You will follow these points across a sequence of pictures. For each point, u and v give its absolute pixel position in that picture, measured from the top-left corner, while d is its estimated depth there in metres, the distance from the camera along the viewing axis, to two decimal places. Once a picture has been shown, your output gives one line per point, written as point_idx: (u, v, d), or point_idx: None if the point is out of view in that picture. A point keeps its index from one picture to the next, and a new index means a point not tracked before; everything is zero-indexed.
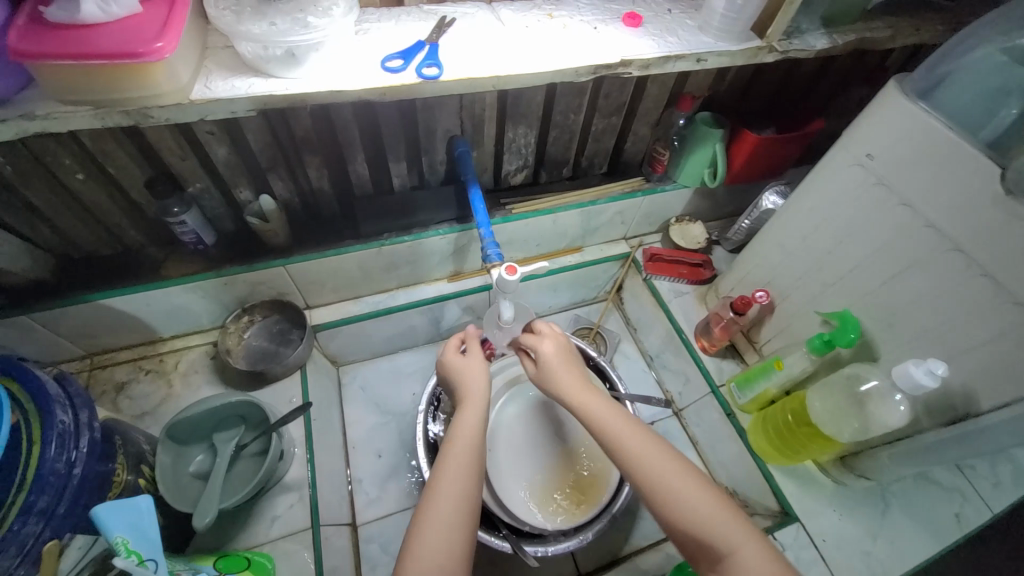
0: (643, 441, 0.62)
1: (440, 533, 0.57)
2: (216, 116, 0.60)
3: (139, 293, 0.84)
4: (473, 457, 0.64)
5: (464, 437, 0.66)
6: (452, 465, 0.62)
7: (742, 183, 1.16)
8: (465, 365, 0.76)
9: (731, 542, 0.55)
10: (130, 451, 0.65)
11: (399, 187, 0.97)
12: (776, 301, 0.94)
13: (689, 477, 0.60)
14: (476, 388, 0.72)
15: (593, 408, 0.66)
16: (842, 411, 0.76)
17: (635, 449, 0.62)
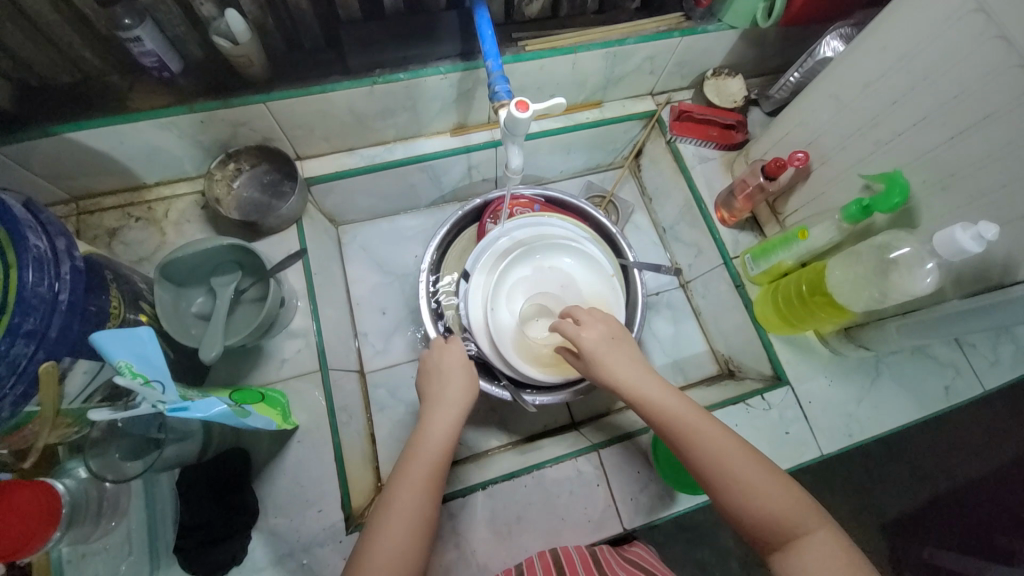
0: (703, 424, 0.63)
1: (396, 546, 0.56)
2: None
3: (107, 128, 0.76)
4: (440, 463, 0.63)
5: (431, 439, 0.65)
6: (421, 469, 0.62)
7: (799, 25, 0.97)
8: (452, 363, 0.74)
9: (796, 521, 0.56)
10: (125, 289, 0.64)
11: (391, 9, 0.81)
12: (814, 165, 0.85)
13: (749, 458, 0.60)
14: (456, 392, 0.71)
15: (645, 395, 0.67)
16: (862, 280, 0.72)
17: (691, 433, 0.62)
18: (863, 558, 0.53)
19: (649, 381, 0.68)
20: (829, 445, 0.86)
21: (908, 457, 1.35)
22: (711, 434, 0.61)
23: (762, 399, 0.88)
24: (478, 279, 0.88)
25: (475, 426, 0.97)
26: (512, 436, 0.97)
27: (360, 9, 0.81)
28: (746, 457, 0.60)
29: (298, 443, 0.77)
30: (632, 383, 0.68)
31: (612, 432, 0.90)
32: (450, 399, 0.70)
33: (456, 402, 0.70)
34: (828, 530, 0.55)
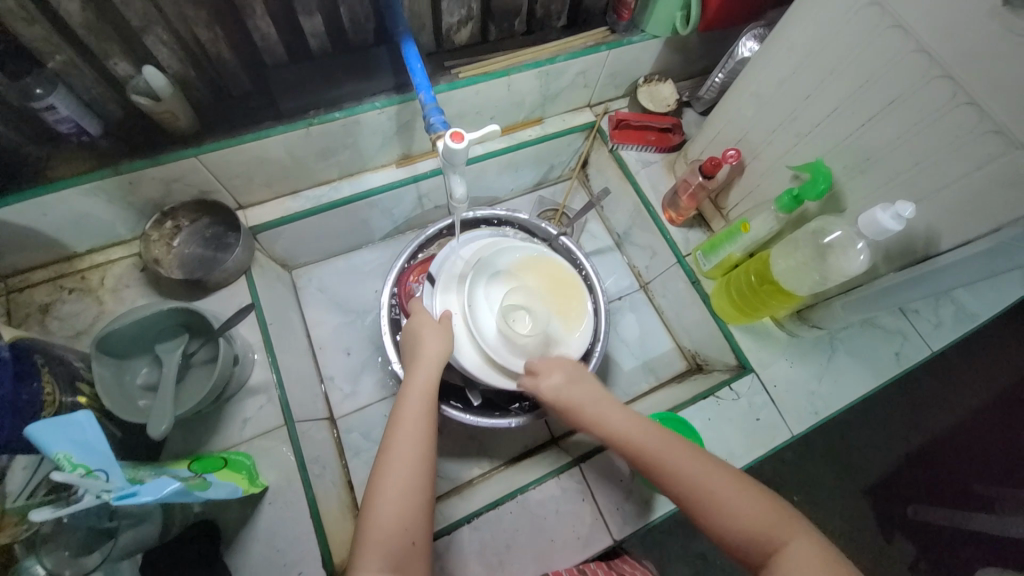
0: (678, 454, 0.64)
1: (397, 497, 0.63)
2: None
3: (26, 202, 0.72)
4: (423, 420, 0.69)
5: (413, 404, 0.71)
6: (404, 445, 0.66)
7: (717, 29, 1.03)
8: (429, 331, 0.79)
9: (771, 533, 0.57)
10: (59, 370, 0.61)
11: (318, 49, 0.81)
12: (748, 160, 0.88)
13: (720, 479, 0.61)
14: (431, 354, 0.76)
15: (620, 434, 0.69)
16: (804, 265, 0.76)
17: (665, 463, 0.64)
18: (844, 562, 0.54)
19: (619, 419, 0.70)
20: (798, 425, 0.89)
21: (876, 422, 1.41)
22: (684, 463, 0.63)
23: (730, 389, 0.90)
24: (455, 265, 0.89)
25: (456, 456, 0.95)
26: (495, 461, 0.96)
27: (285, 52, 0.80)
28: (718, 475, 0.62)
29: (270, 504, 0.73)
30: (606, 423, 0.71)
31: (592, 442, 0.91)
32: (426, 358, 0.75)
33: (432, 361, 0.75)
34: (805, 536, 0.56)
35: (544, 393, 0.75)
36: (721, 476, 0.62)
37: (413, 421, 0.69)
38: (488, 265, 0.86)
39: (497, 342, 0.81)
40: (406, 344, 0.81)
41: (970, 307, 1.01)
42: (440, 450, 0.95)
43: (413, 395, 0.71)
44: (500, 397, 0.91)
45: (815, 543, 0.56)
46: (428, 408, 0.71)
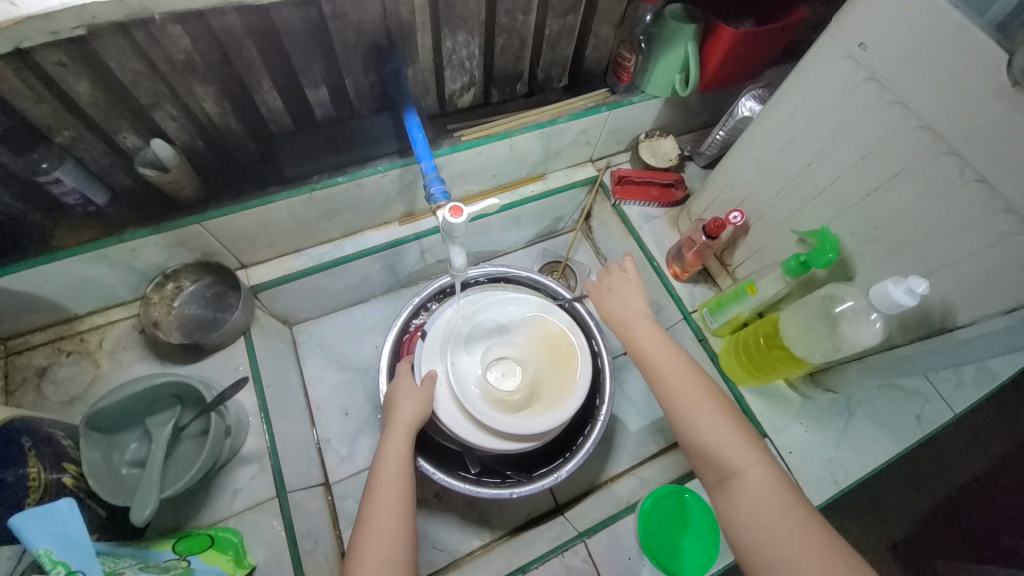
0: (751, 456, 0.61)
1: (376, 571, 0.61)
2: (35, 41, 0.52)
3: (29, 271, 0.72)
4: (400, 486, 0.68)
5: (388, 470, 0.71)
6: (382, 512, 0.66)
7: (716, 89, 1.04)
8: (404, 393, 0.80)
9: None
10: (46, 450, 0.58)
11: (323, 116, 0.83)
12: (751, 221, 0.87)
13: (790, 504, 0.56)
14: (407, 417, 0.77)
15: (690, 403, 0.65)
16: (813, 332, 0.74)
17: (733, 460, 0.61)
18: None
19: (680, 376, 0.68)
20: (817, 496, 0.84)
21: (902, 482, 1.33)
22: (753, 466, 0.60)
23: None
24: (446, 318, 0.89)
25: (455, 525, 0.91)
26: (496, 531, 0.91)
27: (292, 120, 0.82)
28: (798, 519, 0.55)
29: None
30: (667, 377, 0.68)
31: (598, 514, 0.87)
32: (401, 421, 0.76)
33: (405, 425, 0.75)
34: None
35: (618, 321, 0.78)
36: (790, 499, 0.57)
37: (390, 486, 0.68)
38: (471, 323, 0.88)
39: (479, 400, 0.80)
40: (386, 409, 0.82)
41: (992, 366, 0.96)
42: (439, 519, 0.91)
43: (389, 459, 0.72)
44: (501, 463, 0.88)
45: None
46: (404, 470, 0.71)
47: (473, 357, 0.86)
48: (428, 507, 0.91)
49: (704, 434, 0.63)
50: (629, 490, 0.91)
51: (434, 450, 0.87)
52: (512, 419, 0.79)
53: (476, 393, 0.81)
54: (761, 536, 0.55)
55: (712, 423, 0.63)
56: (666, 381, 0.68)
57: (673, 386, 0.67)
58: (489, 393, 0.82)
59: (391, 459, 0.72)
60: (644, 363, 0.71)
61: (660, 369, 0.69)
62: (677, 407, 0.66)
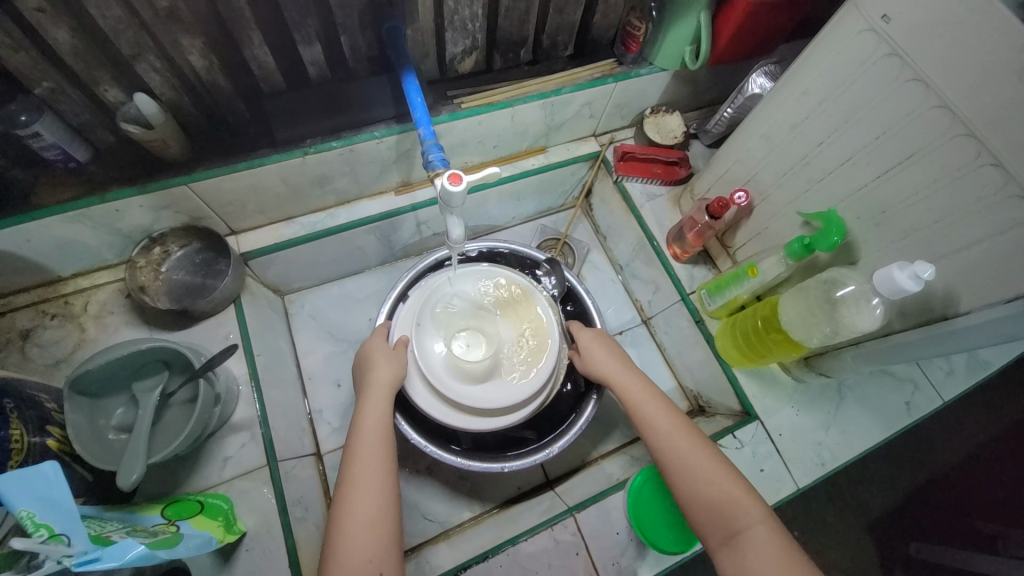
0: (756, 513, 0.61)
1: (360, 525, 0.61)
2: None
3: (8, 229, 0.69)
4: (380, 444, 0.68)
5: (368, 427, 0.69)
6: (364, 468, 0.65)
7: (727, 64, 1.01)
8: (380, 356, 0.79)
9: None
10: (30, 412, 0.57)
11: (317, 76, 0.79)
12: (755, 202, 0.86)
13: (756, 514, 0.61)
14: (384, 376, 0.76)
15: (693, 463, 0.66)
16: (813, 315, 0.73)
17: (739, 519, 0.61)
18: None
19: (682, 436, 0.68)
20: (804, 478, 0.85)
21: (886, 468, 1.35)
22: (759, 524, 0.60)
23: (733, 437, 0.86)
24: (422, 292, 0.89)
25: (446, 497, 0.91)
26: (486, 504, 0.92)
27: (284, 79, 0.78)
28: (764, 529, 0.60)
29: (247, 552, 0.70)
30: (669, 439, 0.68)
31: (587, 490, 0.87)
32: (379, 382, 0.75)
33: (383, 384, 0.75)
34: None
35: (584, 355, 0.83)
36: (795, 554, 0.58)
37: (370, 444, 0.68)
38: (438, 296, 0.87)
39: (446, 374, 0.80)
40: (359, 373, 0.80)
41: (983, 356, 0.97)
42: (430, 491, 0.91)
43: (368, 419, 0.71)
44: (492, 439, 0.88)
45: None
46: (384, 431, 0.70)
47: (449, 317, 0.86)
48: (419, 479, 0.92)
49: (709, 494, 0.63)
50: (620, 468, 0.92)
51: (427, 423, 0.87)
52: (478, 390, 0.80)
53: (443, 368, 0.81)
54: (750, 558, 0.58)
55: (716, 481, 0.64)
56: (668, 442, 0.68)
57: (675, 447, 0.67)
58: (450, 356, 0.82)
59: (371, 419, 0.71)
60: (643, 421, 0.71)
61: (661, 430, 0.69)
62: (682, 467, 0.66)
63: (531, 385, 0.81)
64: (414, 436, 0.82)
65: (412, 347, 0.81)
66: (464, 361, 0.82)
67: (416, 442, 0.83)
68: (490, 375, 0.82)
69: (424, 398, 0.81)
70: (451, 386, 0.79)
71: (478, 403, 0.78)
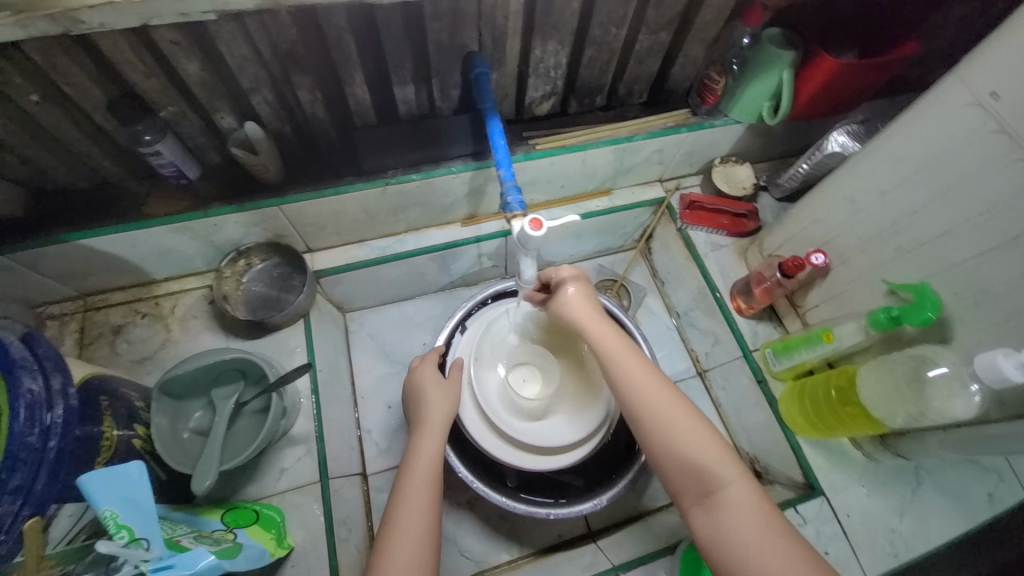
0: (731, 470, 0.58)
1: (402, 568, 0.60)
2: (161, 19, 0.49)
3: (120, 234, 0.76)
4: (429, 486, 0.68)
5: (420, 466, 0.69)
6: (411, 509, 0.65)
7: (806, 119, 0.99)
8: (434, 389, 0.79)
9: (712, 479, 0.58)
10: (122, 409, 0.61)
11: (405, 113, 0.84)
12: (833, 264, 0.83)
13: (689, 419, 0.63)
14: (439, 413, 0.76)
15: (668, 420, 0.63)
16: (897, 395, 0.69)
17: (714, 476, 0.58)
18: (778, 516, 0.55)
19: (656, 390, 0.65)
20: (872, 566, 0.78)
21: None
22: (735, 483, 0.57)
23: (795, 511, 0.81)
24: (487, 321, 0.89)
25: (483, 535, 0.90)
26: (523, 547, 0.89)
27: (376, 114, 0.83)
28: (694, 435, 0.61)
29: (293, 567, 0.71)
30: (643, 393, 0.65)
31: (630, 546, 0.84)
32: (433, 419, 0.75)
33: (437, 421, 0.75)
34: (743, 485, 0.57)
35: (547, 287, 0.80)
36: (769, 513, 0.55)
37: (419, 485, 0.67)
38: (501, 329, 0.88)
39: (501, 406, 0.82)
40: (411, 402, 0.80)
41: None
42: (468, 526, 0.90)
43: (420, 457, 0.71)
44: (539, 480, 0.87)
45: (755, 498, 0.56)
46: (434, 472, 0.69)
47: (507, 354, 0.88)
48: (459, 512, 0.91)
49: (684, 451, 0.60)
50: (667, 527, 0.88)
51: (476, 457, 0.87)
52: (532, 426, 0.81)
53: (499, 401, 0.82)
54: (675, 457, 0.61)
55: (690, 435, 0.61)
56: (643, 397, 0.65)
57: (651, 401, 0.65)
58: (508, 393, 0.84)
59: (423, 458, 0.70)
60: (616, 375, 0.68)
61: (635, 384, 0.66)
62: (656, 422, 0.63)
63: (590, 425, 0.80)
64: (461, 469, 0.81)
65: (471, 376, 0.83)
66: (521, 398, 0.84)
67: (464, 475, 0.81)
68: (547, 414, 0.83)
69: (477, 428, 0.81)
70: (507, 420, 0.80)
71: (532, 438, 0.79)
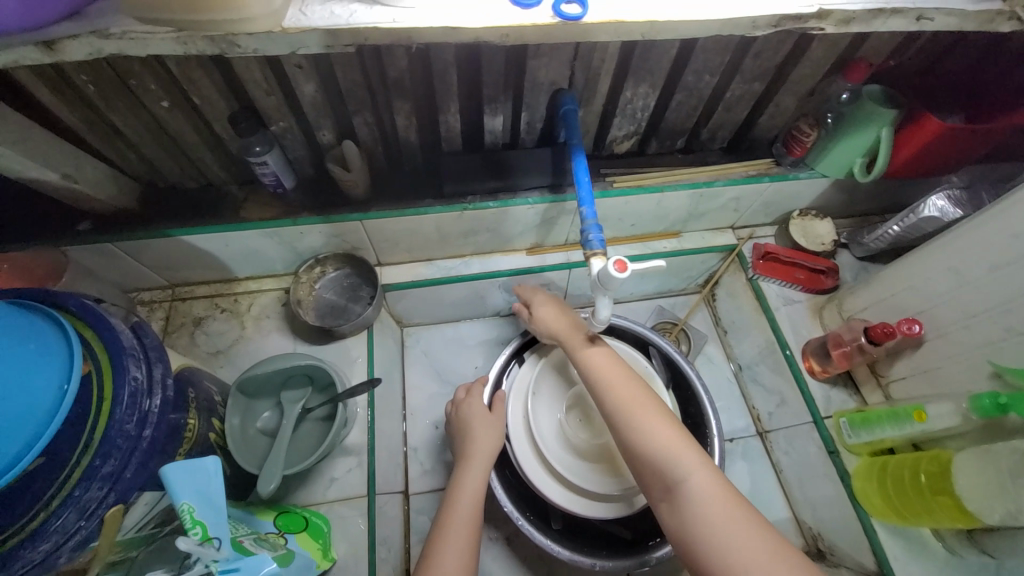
0: (693, 461, 0.59)
1: None
2: (308, 50, 0.51)
3: (216, 233, 0.81)
4: (472, 523, 0.66)
5: (464, 502, 0.68)
6: (454, 546, 0.63)
7: (898, 178, 0.94)
8: (482, 423, 0.78)
9: (670, 468, 0.59)
10: (203, 401, 0.64)
11: (490, 142, 0.86)
12: (927, 336, 0.78)
13: (650, 410, 0.65)
14: (486, 449, 0.75)
15: (631, 413, 0.65)
16: (993, 489, 0.63)
17: (676, 467, 0.59)
18: (738, 503, 0.55)
19: (622, 385, 0.68)
20: None
21: None
22: (697, 473, 0.58)
23: None
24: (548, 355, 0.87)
25: (519, 574, 0.87)
26: None
27: (462, 141, 0.86)
28: (659, 428, 0.63)
29: None
30: (611, 388, 0.68)
31: None
32: (479, 454, 0.74)
33: (484, 456, 0.74)
34: (700, 473, 0.58)
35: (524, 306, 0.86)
36: (732, 503, 0.55)
37: (463, 521, 0.66)
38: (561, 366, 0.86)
39: (555, 445, 0.80)
40: (458, 434, 0.80)
41: None
42: (504, 563, 0.87)
43: (465, 492, 0.69)
44: (584, 526, 0.83)
45: (714, 485, 0.57)
46: (477, 510, 0.68)
47: (566, 389, 0.86)
48: (496, 546, 0.88)
49: (649, 444, 0.61)
50: None
51: (523, 492, 0.85)
52: (586, 471, 0.78)
53: (553, 440, 0.80)
54: (638, 449, 0.62)
55: (652, 427, 0.63)
56: (611, 392, 0.68)
57: (617, 395, 0.67)
58: (565, 431, 0.81)
59: (467, 493, 0.69)
60: (588, 372, 0.72)
61: (603, 379, 0.69)
62: (622, 413, 0.65)
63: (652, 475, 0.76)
64: (507, 504, 0.78)
65: (528, 411, 0.82)
66: (576, 439, 0.81)
67: (509, 511, 0.79)
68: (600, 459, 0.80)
69: (529, 464, 0.79)
70: (561, 460, 0.78)
71: (585, 484, 0.76)
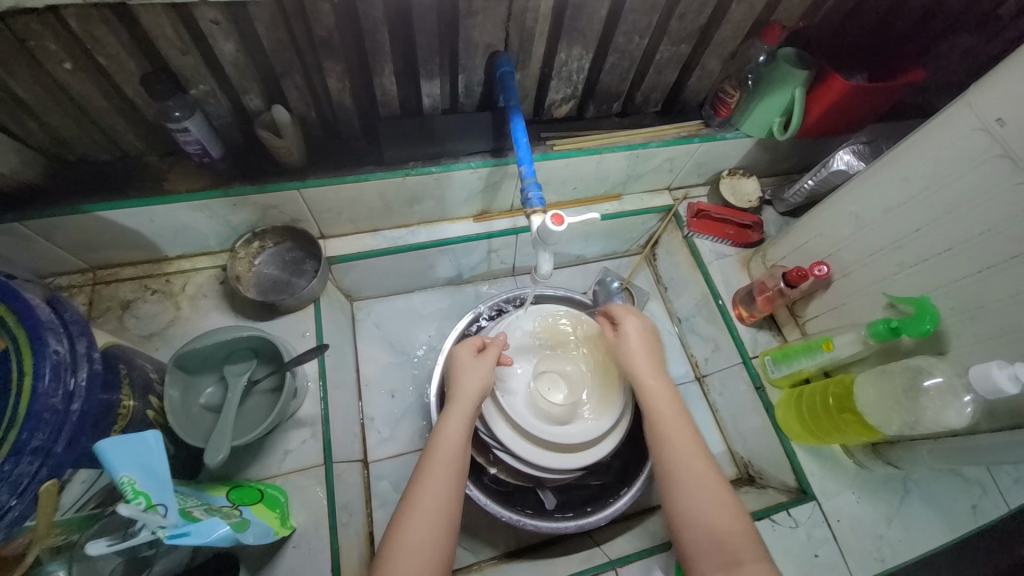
0: (754, 547, 0.57)
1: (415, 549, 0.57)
2: None
3: (141, 207, 0.76)
4: (454, 464, 0.65)
5: (447, 443, 0.67)
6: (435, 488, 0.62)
7: (813, 136, 1.01)
8: (467, 365, 0.76)
9: (733, 547, 0.57)
10: (137, 379, 0.61)
11: (429, 107, 0.85)
12: (834, 276, 0.87)
13: (715, 483, 0.62)
14: (469, 388, 0.73)
15: (693, 478, 0.63)
16: (891, 403, 0.72)
17: (736, 548, 0.57)
18: None
19: (692, 450, 0.65)
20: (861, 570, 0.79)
21: None
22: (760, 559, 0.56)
23: (788, 515, 0.82)
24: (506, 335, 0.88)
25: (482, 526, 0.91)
26: (520, 540, 0.92)
27: (399, 107, 0.84)
28: (726, 503, 0.61)
29: (294, 548, 0.71)
30: (673, 452, 0.65)
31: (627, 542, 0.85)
32: (465, 396, 0.72)
33: (468, 394, 0.72)
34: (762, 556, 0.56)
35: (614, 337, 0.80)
36: None
37: (445, 461, 0.64)
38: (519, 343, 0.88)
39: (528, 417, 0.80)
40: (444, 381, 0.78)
41: None
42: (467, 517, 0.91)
43: (445, 435, 0.67)
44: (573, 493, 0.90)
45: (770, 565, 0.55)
46: (460, 452, 0.66)
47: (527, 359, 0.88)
48: None
49: (709, 518, 0.59)
50: None
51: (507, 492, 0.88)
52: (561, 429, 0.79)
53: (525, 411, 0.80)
54: (696, 520, 0.60)
55: (717, 502, 0.61)
56: (676, 454, 0.65)
57: (680, 456, 0.65)
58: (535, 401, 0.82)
59: (448, 435, 0.68)
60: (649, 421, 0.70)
61: (670, 437, 0.67)
62: (686, 480, 0.63)
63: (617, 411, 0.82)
64: (506, 514, 0.82)
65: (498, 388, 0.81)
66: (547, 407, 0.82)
67: (511, 517, 0.82)
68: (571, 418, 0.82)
69: (511, 437, 0.79)
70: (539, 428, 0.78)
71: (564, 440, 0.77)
